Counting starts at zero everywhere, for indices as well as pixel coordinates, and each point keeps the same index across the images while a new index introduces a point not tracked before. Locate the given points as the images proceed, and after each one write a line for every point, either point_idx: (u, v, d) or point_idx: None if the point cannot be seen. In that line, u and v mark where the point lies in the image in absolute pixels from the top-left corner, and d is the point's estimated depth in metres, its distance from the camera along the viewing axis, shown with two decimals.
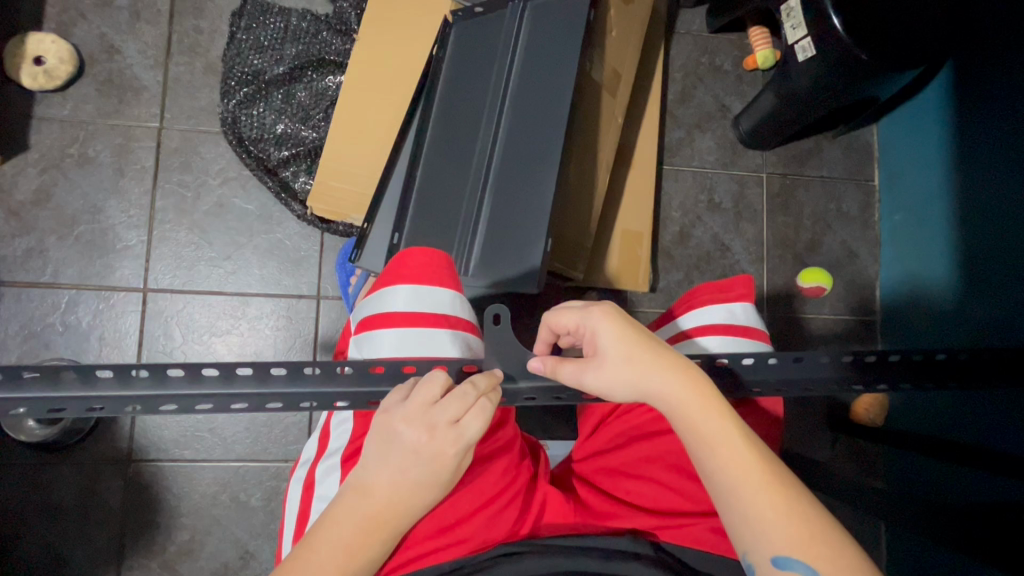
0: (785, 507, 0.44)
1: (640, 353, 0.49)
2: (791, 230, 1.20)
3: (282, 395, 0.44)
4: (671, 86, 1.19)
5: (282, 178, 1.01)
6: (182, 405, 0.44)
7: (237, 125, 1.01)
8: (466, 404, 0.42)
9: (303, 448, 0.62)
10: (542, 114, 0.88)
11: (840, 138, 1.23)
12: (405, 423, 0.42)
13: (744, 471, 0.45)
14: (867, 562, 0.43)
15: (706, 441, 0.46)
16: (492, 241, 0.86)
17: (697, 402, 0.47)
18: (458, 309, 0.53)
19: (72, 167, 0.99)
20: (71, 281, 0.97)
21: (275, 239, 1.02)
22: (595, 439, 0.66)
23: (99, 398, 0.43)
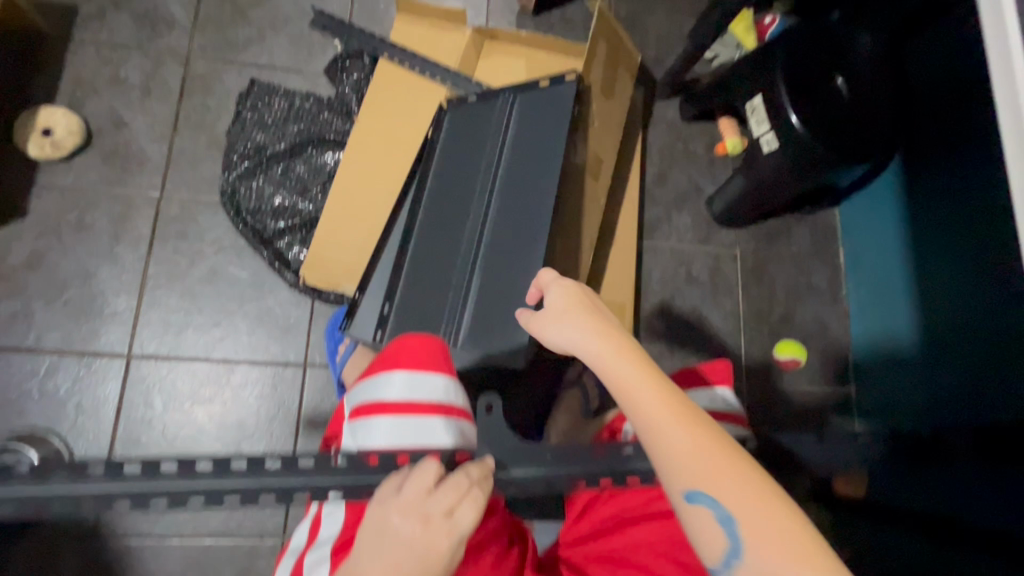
0: (734, 486, 0.46)
1: (578, 309, 0.56)
2: (765, 303, 1.26)
3: (276, 487, 0.45)
4: (648, 168, 1.28)
5: (276, 248, 1.04)
6: (174, 499, 0.44)
7: (236, 197, 1.05)
8: (460, 492, 0.43)
9: (292, 535, 0.60)
10: (530, 196, 0.93)
11: (806, 218, 1.32)
12: (400, 515, 0.42)
13: (657, 416, 0.49)
14: (778, 513, 0.45)
15: (622, 386, 0.51)
16: (480, 315, 0.89)
17: (618, 354, 0.53)
18: (454, 397, 0.52)
19: (68, 233, 1.00)
20: (53, 346, 0.96)
21: (266, 306, 1.04)
22: (583, 524, 0.66)
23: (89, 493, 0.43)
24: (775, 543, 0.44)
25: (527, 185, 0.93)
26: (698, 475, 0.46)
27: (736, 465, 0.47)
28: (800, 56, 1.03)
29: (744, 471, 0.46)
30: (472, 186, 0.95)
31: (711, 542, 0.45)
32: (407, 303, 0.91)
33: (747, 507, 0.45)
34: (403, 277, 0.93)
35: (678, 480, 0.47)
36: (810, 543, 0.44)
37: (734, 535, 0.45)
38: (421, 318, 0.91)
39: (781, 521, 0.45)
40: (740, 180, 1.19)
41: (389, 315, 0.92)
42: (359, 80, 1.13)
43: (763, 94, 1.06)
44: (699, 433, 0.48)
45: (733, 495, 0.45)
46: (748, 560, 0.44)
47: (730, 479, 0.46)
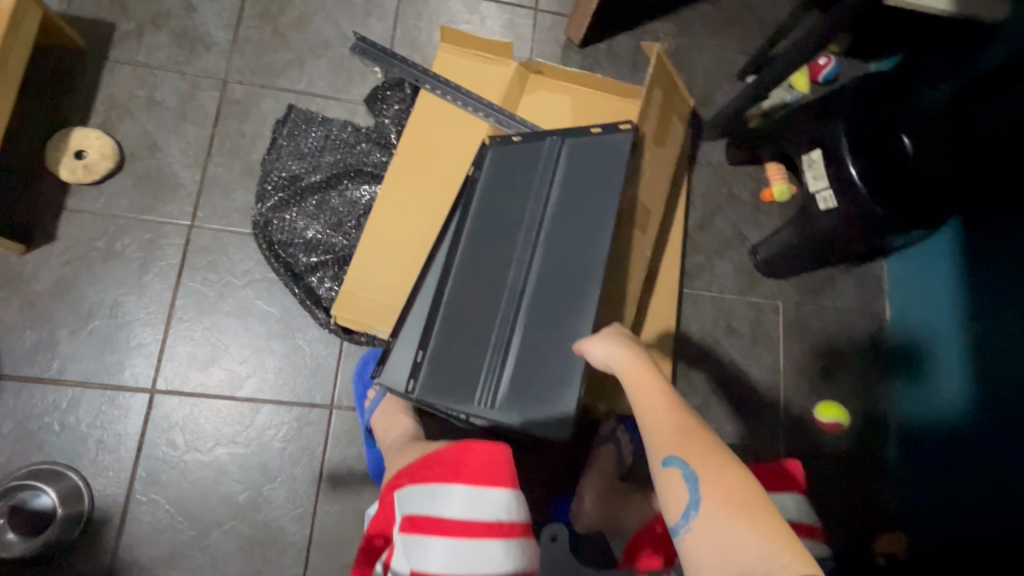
0: (701, 454, 0.54)
1: (614, 333, 0.69)
2: (807, 359, 1.21)
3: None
4: (691, 211, 1.23)
5: (307, 284, 1.01)
6: None
7: (268, 229, 1.02)
8: None
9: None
10: (576, 250, 0.89)
11: (852, 270, 1.27)
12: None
13: (653, 403, 0.60)
14: (738, 480, 0.52)
15: (633, 384, 0.62)
16: (520, 375, 0.85)
17: (634, 360, 0.64)
18: (514, 514, 0.55)
19: (96, 260, 0.98)
20: (76, 378, 0.93)
21: (295, 343, 1.01)
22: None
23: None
24: (732, 507, 0.51)
25: (572, 238, 0.89)
26: (673, 441, 0.56)
27: (707, 442, 0.55)
28: (867, 107, 0.98)
29: (713, 445, 0.55)
30: (516, 233, 0.91)
31: (675, 493, 0.53)
32: (442, 355, 0.88)
33: (708, 468, 0.53)
34: (439, 327, 0.89)
35: (656, 445, 0.57)
36: (762, 512, 0.50)
37: (694, 490, 0.53)
38: (457, 373, 0.87)
39: (741, 490, 0.52)
40: (789, 232, 1.13)
41: (422, 367, 0.88)
42: (399, 111, 1.09)
43: (823, 148, 1.01)
44: (680, 415, 0.58)
45: (698, 459, 0.54)
46: (703, 512, 0.51)
47: (698, 446, 0.55)
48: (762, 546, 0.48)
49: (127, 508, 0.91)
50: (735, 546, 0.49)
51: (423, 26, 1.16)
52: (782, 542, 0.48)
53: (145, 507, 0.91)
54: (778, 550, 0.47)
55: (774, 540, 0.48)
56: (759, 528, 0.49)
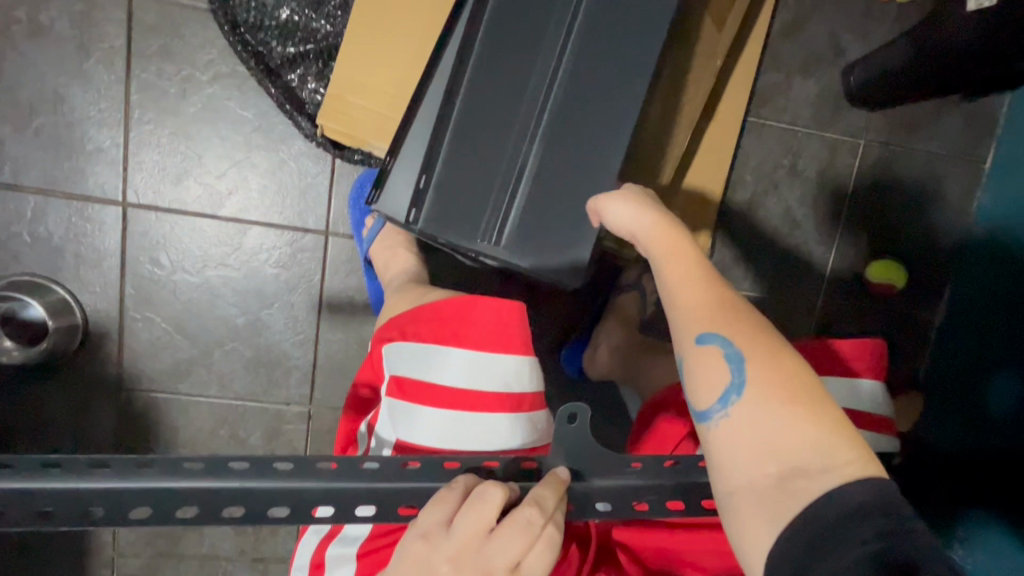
0: (750, 332, 0.43)
1: (644, 196, 0.55)
2: (878, 212, 1.03)
3: (290, 495, 0.34)
4: (779, 11, 0.94)
5: (286, 84, 0.82)
6: (158, 510, 0.33)
7: (230, 3, 0.79)
8: (531, 539, 0.34)
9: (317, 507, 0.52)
10: (621, 63, 0.71)
11: (963, 106, 1.01)
12: (452, 566, 0.33)
13: (686, 272, 0.47)
14: (794, 364, 0.42)
15: (663, 250, 0.50)
16: (540, 209, 0.72)
17: (665, 225, 0.51)
18: (519, 388, 0.48)
19: (22, 36, 0.78)
20: (35, 184, 0.82)
21: (279, 159, 0.86)
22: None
23: (44, 499, 0.32)
24: (788, 394, 0.40)
25: (620, 41, 0.71)
26: (712, 315, 0.44)
27: (756, 321, 0.44)
28: None
29: (763, 325, 0.44)
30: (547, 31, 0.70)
31: (711, 375, 0.42)
32: (449, 184, 0.71)
33: (759, 347, 0.42)
34: (446, 147, 0.70)
35: (690, 319, 0.44)
36: (819, 402, 0.40)
37: (740, 371, 0.41)
38: (464, 203, 0.72)
39: (796, 375, 0.41)
40: (904, 46, 0.86)
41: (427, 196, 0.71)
42: None
43: None
44: (722, 288, 0.46)
45: (746, 337, 0.42)
46: (750, 398, 0.40)
47: (746, 322, 0.44)
48: (818, 440, 0.38)
49: (122, 324, 0.87)
50: (787, 439, 0.39)
51: None
52: (843, 438, 0.39)
53: (141, 323, 0.88)
54: (837, 447, 0.38)
55: (833, 435, 0.39)
56: (817, 419, 0.39)
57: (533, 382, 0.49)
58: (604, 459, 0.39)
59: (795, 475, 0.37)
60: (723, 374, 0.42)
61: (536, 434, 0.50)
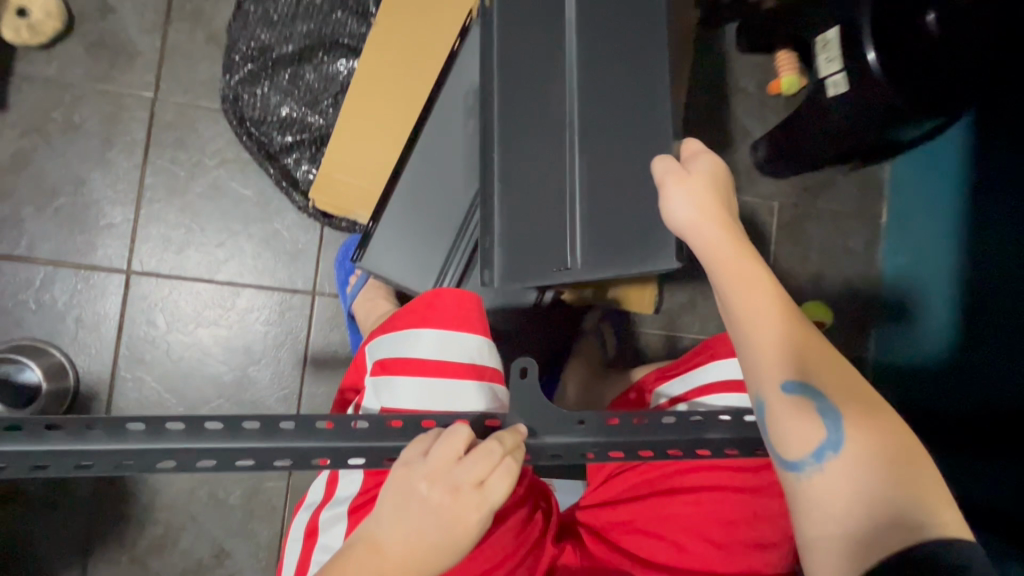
0: (838, 385, 0.47)
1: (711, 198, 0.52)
2: (798, 261, 1.19)
3: (293, 450, 0.41)
4: (693, 105, 1.16)
5: (283, 166, 0.96)
6: (183, 461, 0.41)
7: (239, 104, 0.95)
8: (491, 463, 0.38)
9: (309, 488, 0.54)
10: (628, 79, 0.65)
11: (853, 174, 1.22)
12: (427, 483, 0.37)
13: (766, 310, 0.48)
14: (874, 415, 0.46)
15: (741, 280, 0.49)
16: (597, 227, 0.67)
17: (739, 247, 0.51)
18: (482, 361, 0.56)
19: (55, 133, 0.91)
20: (47, 256, 0.90)
21: (273, 229, 0.97)
22: (608, 487, 0.54)
23: (92, 453, 0.40)
24: (881, 447, 0.44)
25: None
26: (802, 367, 0.47)
27: (843, 372, 0.48)
28: None
29: (846, 375, 0.48)
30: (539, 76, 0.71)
31: (801, 428, 0.45)
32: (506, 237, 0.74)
33: (850, 402, 0.46)
34: (498, 201, 0.73)
35: (775, 366, 0.47)
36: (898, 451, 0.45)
37: (837, 427, 0.45)
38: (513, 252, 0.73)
39: (885, 429, 0.45)
40: (791, 123, 1.07)
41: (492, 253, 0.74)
42: None
43: (840, 27, 0.92)
44: (806, 333, 0.48)
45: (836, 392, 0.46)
46: (849, 454, 0.44)
47: (832, 375, 0.47)
48: (911, 491, 0.43)
49: (112, 385, 0.92)
50: (886, 493, 0.43)
51: None
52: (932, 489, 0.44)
53: (131, 383, 0.92)
54: (929, 497, 0.43)
55: (922, 484, 0.44)
56: (910, 472, 0.44)
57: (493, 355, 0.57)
58: (553, 415, 0.45)
59: (898, 528, 0.42)
60: (812, 424, 0.45)
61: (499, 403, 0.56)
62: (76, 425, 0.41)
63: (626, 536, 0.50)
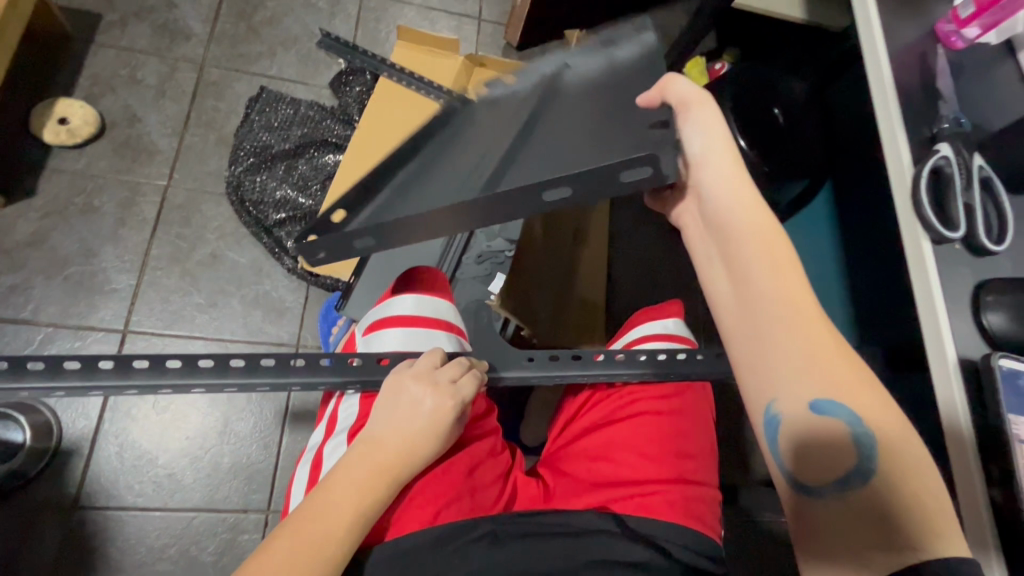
0: (860, 392, 0.47)
1: (751, 205, 0.57)
2: None
3: (300, 381, 0.54)
4: None
5: (276, 237, 1.12)
6: (210, 390, 0.53)
7: (240, 189, 1.13)
8: (460, 368, 0.51)
9: (307, 444, 0.58)
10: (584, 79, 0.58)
11: None
12: (414, 379, 0.49)
13: (803, 321, 0.50)
14: (898, 432, 0.46)
15: (779, 284, 0.52)
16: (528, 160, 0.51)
17: (775, 249, 0.54)
18: (451, 316, 0.61)
19: (75, 214, 1.05)
20: (50, 319, 0.99)
21: (263, 291, 1.10)
22: (565, 435, 0.63)
23: (137, 386, 0.50)
24: (893, 460, 0.44)
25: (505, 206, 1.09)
26: (823, 367, 0.48)
27: (868, 382, 0.48)
28: (745, 89, 1.20)
29: (870, 384, 0.48)
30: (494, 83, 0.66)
31: (828, 436, 0.46)
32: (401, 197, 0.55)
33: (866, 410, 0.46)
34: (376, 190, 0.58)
35: (805, 379, 0.48)
36: (921, 469, 0.44)
37: (849, 431, 0.46)
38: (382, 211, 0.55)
39: (904, 452, 0.45)
40: None
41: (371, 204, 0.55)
42: (361, 93, 1.23)
43: None
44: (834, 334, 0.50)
45: (853, 396, 0.47)
46: (856, 462, 0.45)
47: (855, 381, 0.48)
48: (927, 508, 0.42)
49: (94, 440, 0.95)
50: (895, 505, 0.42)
51: (383, 28, 1.31)
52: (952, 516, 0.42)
53: (114, 436, 0.96)
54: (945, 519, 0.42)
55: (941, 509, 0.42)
56: (925, 492, 0.43)
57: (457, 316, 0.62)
58: (508, 356, 0.61)
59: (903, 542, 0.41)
60: (837, 431, 0.46)
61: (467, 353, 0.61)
62: (121, 366, 0.51)
63: (576, 465, 0.58)
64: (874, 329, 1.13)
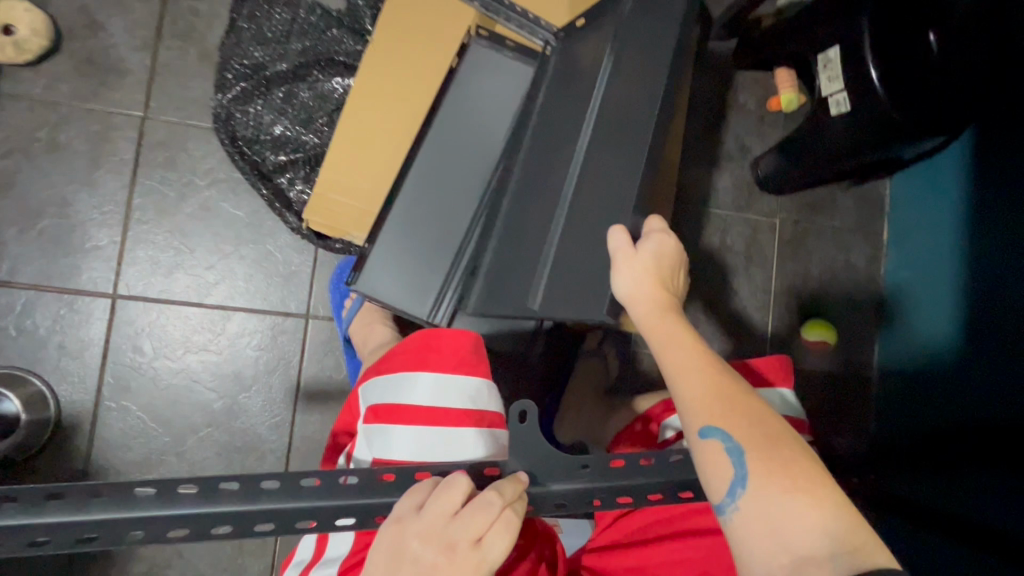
0: (754, 428, 0.47)
1: (656, 287, 0.56)
2: (799, 279, 1.17)
3: (271, 513, 0.41)
4: (693, 121, 1.16)
5: (276, 185, 0.93)
6: (150, 531, 0.40)
7: (231, 123, 0.92)
8: (488, 520, 0.42)
9: (297, 546, 0.56)
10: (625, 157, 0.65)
11: (854, 189, 1.19)
12: (421, 539, 0.41)
13: (690, 367, 0.51)
14: (791, 455, 0.46)
15: (672, 346, 0.53)
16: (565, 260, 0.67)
17: (669, 321, 0.54)
18: (483, 404, 0.56)
19: (40, 153, 0.89)
20: (30, 281, 0.87)
21: (265, 251, 0.95)
22: (610, 535, 0.62)
23: (51, 526, 0.38)
24: (792, 483, 0.45)
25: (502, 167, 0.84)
26: (717, 413, 0.48)
27: (764, 419, 0.48)
28: None
29: (760, 414, 0.48)
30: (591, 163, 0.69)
31: (716, 467, 0.46)
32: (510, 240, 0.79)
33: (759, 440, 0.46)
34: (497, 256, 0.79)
35: (692, 414, 0.49)
36: (819, 488, 0.45)
37: (739, 464, 0.46)
38: (522, 275, 0.72)
39: (798, 468, 0.45)
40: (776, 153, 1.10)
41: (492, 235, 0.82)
42: None
43: (841, 45, 0.89)
44: (720, 373, 0.51)
45: (745, 432, 0.47)
46: (753, 491, 0.45)
47: (744, 415, 0.48)
48: (832, 532, 0.43)
49: (95, 414, 0.88)
50: (793, 528, 0.43)
51: None
52: (855, 537, 0.43)
53: (115, 413, 0.88)
54: (839, 533, 0.43)
55: (835, 523, 0.43)
56: (829, 512, 0.43)
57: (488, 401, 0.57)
58: (554, 460, 0.47)
59: (804, 561, 0.42)
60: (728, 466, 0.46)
61: (501, 449, 0.55)
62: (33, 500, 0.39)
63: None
64: (981, 334, 0.91)
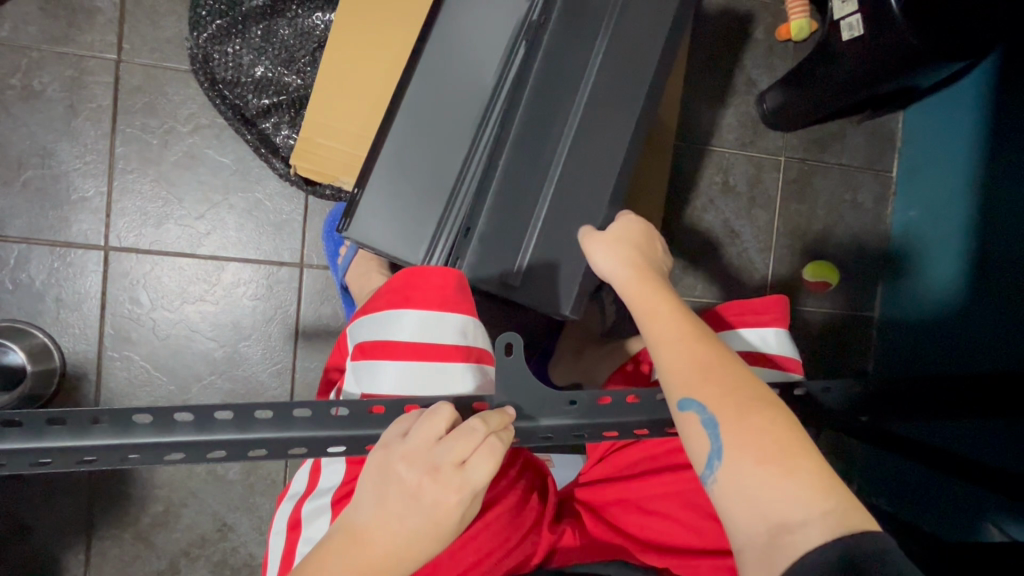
0: (731, 401, 0.46)
1: (638, 266, 0.56)
2: (803, 219, 1.14)
3: (267, 440, 0.42)
4: (697, 52, 1.10)
5: (261, 131, 0.90)
6: (148, 456, 0.41)
7: (209, 64, 0.88)
8: (472, 444, 0.42)
9: (292, 480, 0.59)
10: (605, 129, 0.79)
11: (865, 124, 1.14)
12: (405, 462, 0.42)
13: (667, 340, 0.50)
14: (771, 425, 0.45)
15: (651, 320, 0.52)
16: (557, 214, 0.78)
17: (648, 295, 0.54)
18: (471, 340, 0.56)
19: (15, 100, 0.86)
20: (20, 234, 0.87)
21: (255, 199, 0.93)
22: (600, 469, 0.64)
23: (49, 450, 0.39)
24: (769, 455, 0.44)
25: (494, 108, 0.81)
26: (693, 383, 0.47)
27: (744, 392, 0.47)
28: None
29: (739, 383, 0.47)
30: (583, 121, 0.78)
31: (693, 439, 0.46)
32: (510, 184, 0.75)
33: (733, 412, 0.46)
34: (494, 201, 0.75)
35: (668, 387, 0.48)
36: (797, 458, 0.44)
37: (715, 437, 0.45)
38: (516, 224, 0.76)
39: (776, 439, 0.45)
40: (784, 85, 1.05)
41: (489, 191, 0.75)
42: None
43: None
44: (698, 344, 0.50)
45: (721, 404, 0.46)
46: (729, 462, 0.45)
47: (722, 387, 0.47)
48: (809, 500, 0.42)
49: (100, 365, 0.89)
50: (770, 499, 0.43)
51: None
52: (833, 503, 0.42)
53: (119, 362, 0.90)
54: (818, 502, 0.42)
55: (810, 489, 0.43)
56: (808, 481, 0.43)
57: (477, 339, 0.57)
58: (544, 399, 0.47)
59: (780, 531, 0.42)
60: (704, 438, 0.46)
61: (488, 384, 0.56)
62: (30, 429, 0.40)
63: (614, 512, 0.59)
64: (991, 272, 0.90)
